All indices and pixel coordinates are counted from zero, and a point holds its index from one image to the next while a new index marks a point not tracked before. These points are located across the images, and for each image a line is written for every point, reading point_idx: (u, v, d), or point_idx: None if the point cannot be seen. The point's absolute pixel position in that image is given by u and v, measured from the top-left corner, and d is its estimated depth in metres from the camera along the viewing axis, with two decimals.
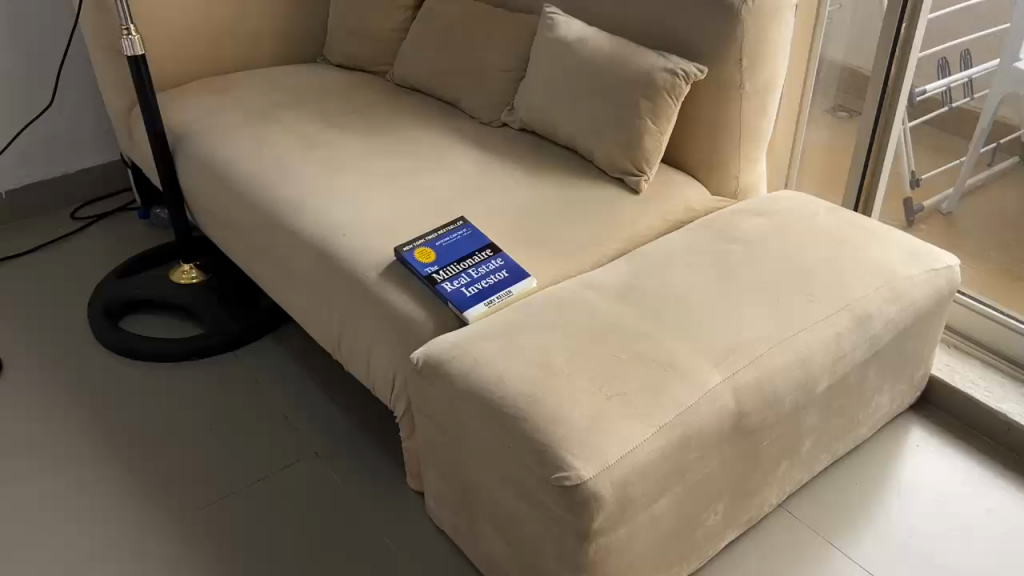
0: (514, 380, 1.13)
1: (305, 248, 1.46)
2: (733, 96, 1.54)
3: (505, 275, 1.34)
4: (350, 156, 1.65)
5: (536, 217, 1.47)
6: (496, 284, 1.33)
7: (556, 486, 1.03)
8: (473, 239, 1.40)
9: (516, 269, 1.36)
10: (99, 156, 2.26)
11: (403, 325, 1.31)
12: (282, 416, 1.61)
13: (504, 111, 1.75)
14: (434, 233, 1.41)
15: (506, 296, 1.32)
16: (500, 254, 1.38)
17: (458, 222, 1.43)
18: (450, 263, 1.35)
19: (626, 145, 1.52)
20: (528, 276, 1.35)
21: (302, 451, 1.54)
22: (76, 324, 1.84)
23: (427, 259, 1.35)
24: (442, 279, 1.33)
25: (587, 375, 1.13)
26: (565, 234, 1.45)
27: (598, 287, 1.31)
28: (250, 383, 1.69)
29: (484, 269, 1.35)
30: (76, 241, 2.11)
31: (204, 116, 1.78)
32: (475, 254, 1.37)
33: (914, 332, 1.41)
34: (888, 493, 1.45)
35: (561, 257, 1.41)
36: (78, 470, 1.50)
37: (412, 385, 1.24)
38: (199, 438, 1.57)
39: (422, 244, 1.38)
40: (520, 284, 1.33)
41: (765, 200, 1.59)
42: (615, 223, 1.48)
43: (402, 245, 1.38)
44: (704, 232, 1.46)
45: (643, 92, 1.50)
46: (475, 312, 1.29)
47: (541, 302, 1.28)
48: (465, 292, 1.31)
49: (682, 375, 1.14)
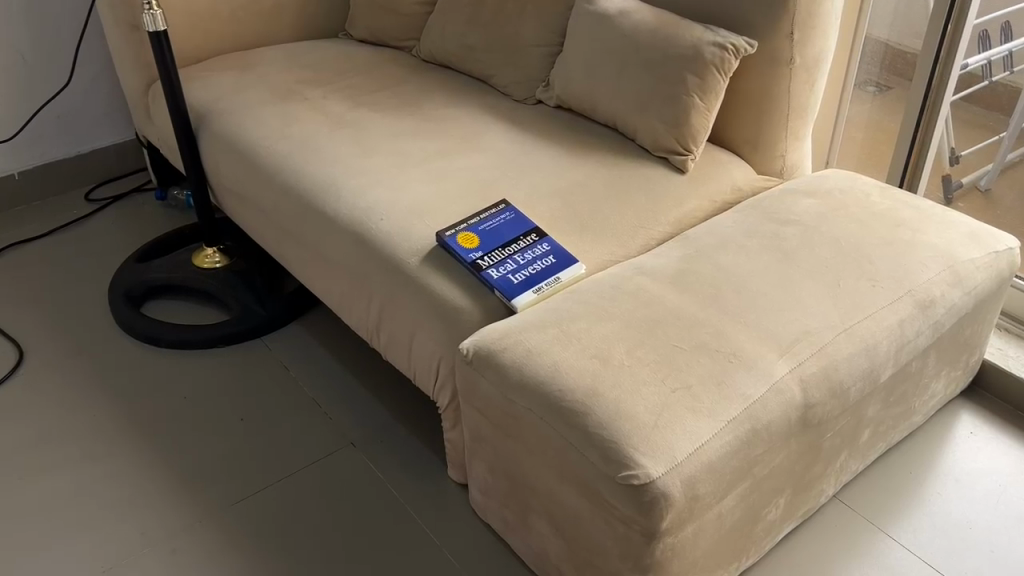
0: (574, 373, 1.08)
1: (341, 232, 1.40)
2: (783, 72, 1.48)
3: (552, 261, 1.29)
4: (381, 136, 1.59)
5: (580, 200, 1.42)
6: (544, 271, 1.27)
7: (623, 485, 0.98)
8: (517, 223, 1.34)
9: (563, 255, 1.30)
10: (113, 135, 2.19)
11: (448, 314, 1.26)
12: (315, 406, 1.56)
13: (539, 88, 1.68)
14: (476, 217, 1.35)
15: (554, 283, 1.26)
16: (546, 238, 1.32)
17: (500, 206, 1.37)
18: (495, 249, 1.30)
19: (672, 124, 1.46)
20: (576, 262, 1.29)
21: (337, 442, 1.49)
22: (99, 310, 1.79)
23: (471, 245, 1.30)
24: (487, 267, 1.28)
25: (648, 367, 1.08)
26: (610, 218, 1.39)
27: (651, 274, 1.26)
28: (280, 371, 1.64)
29: (530, 255, 1.29)
30: (93, 224, 2.05)
31: (228, 94, 1.72)
32: (520, 240, 1.32)
33: (974, 317, 1.36)
34: (943, 481, 1.41)
35: (608, 242, 1.35)
36: (107, 460, 1.45)
37: (461, 377, 1.19)
38: (230, 428, 1.52)
39: (465, 228, 1.33)
40: (568, 271, 1.28)
41: (813, 178, 1.53)
42: (662, 206, 1.43)
43: (444, 230, 1.32)
44: (755, 214, 1.41)
45: (690, 68, 1.44)
46: (523, 300, 1.24)
47: (593, 290, 1.23)
48: (512, 279, 1.26)
49: (747, 367, 1.09)
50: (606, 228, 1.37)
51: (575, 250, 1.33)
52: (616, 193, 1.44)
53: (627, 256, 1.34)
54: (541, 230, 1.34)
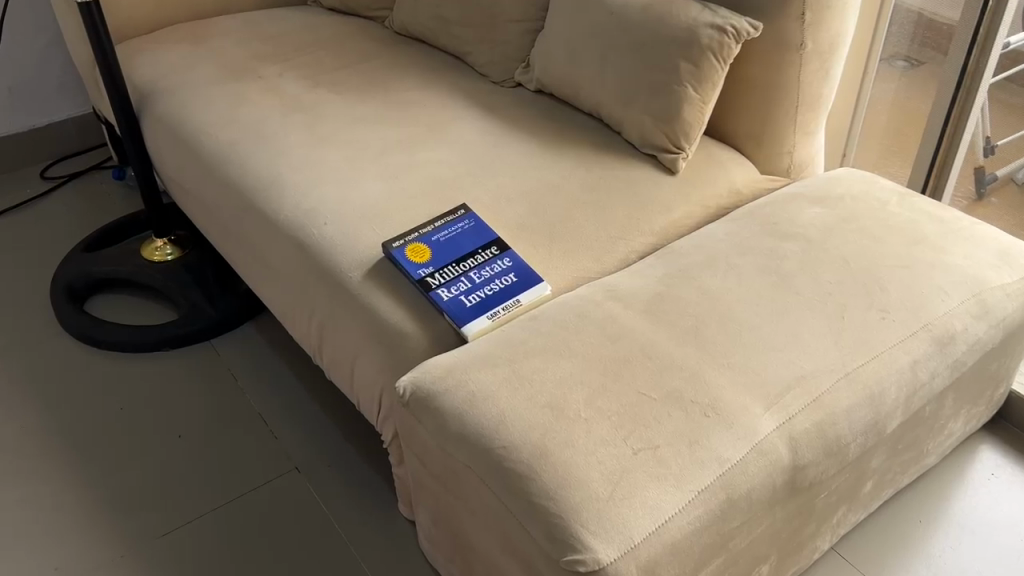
0: (521, 426, 0.92)
1: (281, 238, 1.24)
2: (791, 59, 1.29)
3: (512, 280, 1.12)
4: (338, 122, 1.42)
5: (553, 205, 1.24)
6: (502, 293, 1.11)
7: (569, 570, 0.83)
8: (476, 233, 1.17)
9: (525, 274, 1.13)
10: (71, 107, 2.04)
11: (390, 340, 1.10)
12: (261, 422, 1.42)
13: (518, 69, 1.50)
14: (431, 225, 1.18)
15: (512, 308, 1.10)
16: (508, 251, 1.15)
17: (460, 211, 1.20)
18: (448, 265, 1.13)
19: (661, 117, 1.28)
20: (541, 281, 1.13)
21: (281, 466, 1.35)
22: (41, 304, 1.65)
23: (421, 259, 1.14)
24: (437, 286, 1.11)
25: (608, 422, 0.91)
26: (585, 227, 1.22)
27: (623, 298, 1.09)
28: (227, 380, 1.50)
29: (487, 273, 1.13)
30: (46, 205, 1.90)
31: (175, 71, 1.55)
32: (479, 254, 1.15)
33: (1001, 350, 1.18)
34: (957, 532, 1.24)
35: (580, 257, 1.18)
36: (29, 483, 1.32)
37: (400, 417, 1.04)
38: (166, 447, 1.38)
39: (417, 238, 1.16)
40: (530, 292, 1.11)
41: (823, 180, 1.34)
42: (646, 213, 1.25)
43: (392, 240, 1.16)
44: (752, 225, 1.23)
45: (684, 54, 1.25)
46: (476, 326, 1.08)
47: (555, 317, 1.06)
48: (464, 301, 1.10)
49: (727, 424, 0.92)
50: (581, 240, 1.20)
51: (541, 265, 1.16)
52: (595, 197, 1.26)
53: (602, 275, 1.17)
54: (503, 241, 1.17)
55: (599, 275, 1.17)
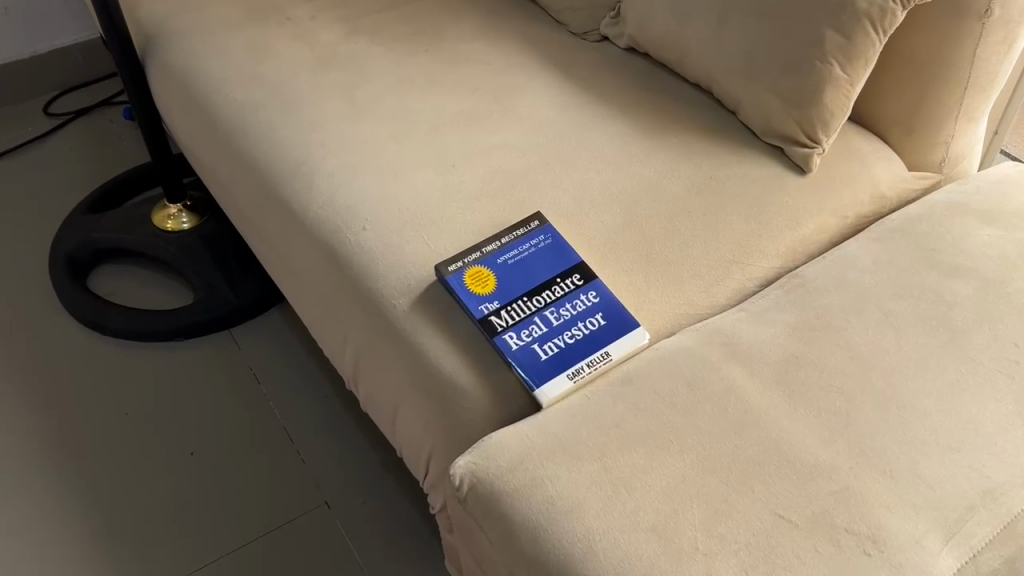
0: (616, 559, 0.69)
1: (310, 245, 1.00)
2: (971, 29, 0.98)
3: (599, 323, 0.87)
4: (382, 82, 1.15)
5: (650, 213, 0.98)
6: (586, 343, 0.86)
7: None
8: (553, 255, 0.92)
9: (616, 316, 0.88)
10: (77, 32, 1.77)
11: (443, 397, 0.87)
12: (287, 440, 1.21)
13: (605, 19, 1.22)
14: (496, 242, 0.93)
15: (599, 363, 0.85)
16: (594, 282, 0.90)
17: (534, 224, 0.95)
18: (518, 299, 0.89)
19: (796, 103, 1.00)
20: (636, 326, 0.88)
21: (308, 501, 1.15)
22: (40, 274, 1.44)
23: (483, 290, 0.89)
24: (504, 328, 0.87)
25: (734, 561, 0.68)
26: (691, 246, 0.96)
27: (744, 360, 0.84)
28: (249, 383, 1.29)
29: (568, 312, 0.88)
30: (48, 147, 1.67)
31: (188, 8, 1.28)
32: (557, 285, 0.90)
33: None
34: None
35: (684, 289, 0.93)
36: (18, 506, 1.14)
37: (453, 504, 0.82)
38: (176, 468, 1.19)
39: (479, 260, 0.91)
40: (623, 342, 0.86)
41: (991, 185, 1.06)
42: (769, 229, 0.98)
43: (447, 261, 0.91)
44: (906, 251, 0.96)
45: (832, 20, 0.95)
46: (553, 388, 0.84)
47: (658, 386, 0.82)
48: (538, 352, 0.86)
49: (894, 568, 0.69)
50: (685, 264, 0.94)
51: (634, 301, 0.91)
52: (705, 204, 0.99)
53: (712, 316, 0.92)
54: (587, 267, 0.92)
55: (709, 317, 0.92)
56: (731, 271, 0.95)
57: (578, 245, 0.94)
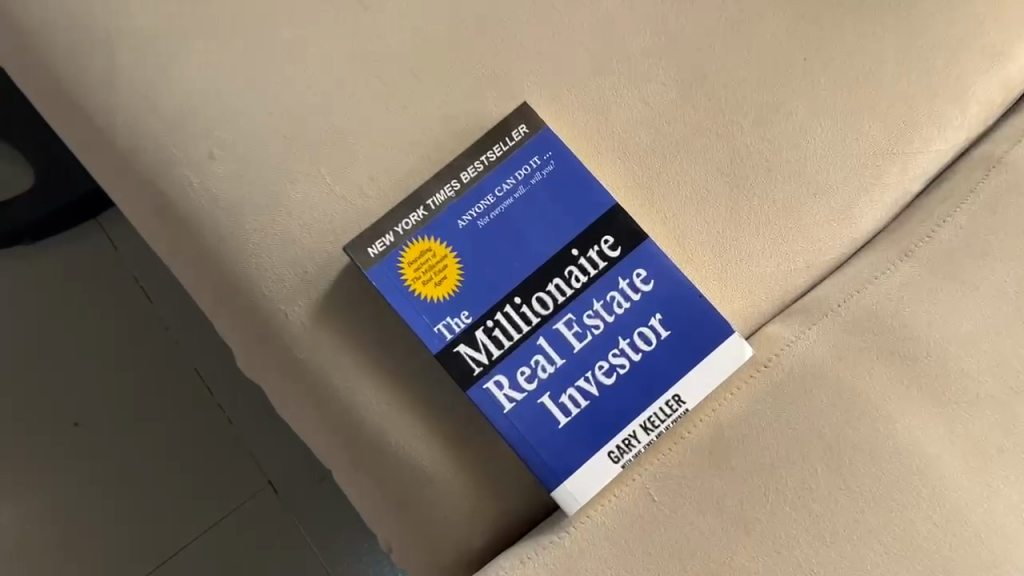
0: None
1: (123, 183, 0.56)
2: None
3: (655, 339, 0.48)
4: None
5: (732, 79, 0.53)
6: (636, 383, 0.47)
7: None
8: (560, 200, 0.49)
9: (685, 319, 0.48)
10: None
11: (393, 483, 0.50)
12: (204, 391, 0.89)
13: None
14: (453, 181, 0.50)
15: (665, 418, 0.47)
16: (642, 251, 0.49)
17: (520, 133, 0.50)
18: (505, 305, 0.48)
19: None
20: (725, 334, 0.48)
21: (248, 478, 0.87)
22: None
23: (439, 293, 0.48)
24: (484, 370, 0.47)
25: None
26: (809, 140, 0.53)
27: (927, 398, 0.46)
28: (135, 302, 0.91)
29: (599, 321, 0.48)
30: None
31: None
32: (573, 266, 0.49)
33: None
34: None
35: (795, 229, 0.52)
36: None
37: None
38: (57, 445, 0.86)
39: (424, 228, 0.49)
40: (702, 371, 0.47)
41: None
42: (948, 73, 0.54)
43: (366, 238, 0.49)
44: None
45: None
46: (583, 482, 0.46)
47: (780, 476, 0.45)
48: (552, 412, 0.47)
49: None
50: (797, 177, 0.52)
51: (711, 272, 0.51)
52: (835, 47, 0.53)
53: (851, 272, 0.51)
54: (625, 216, 0.49)
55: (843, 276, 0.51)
56: (882, 174, 0.53)
57: (603, 171, 0.52)
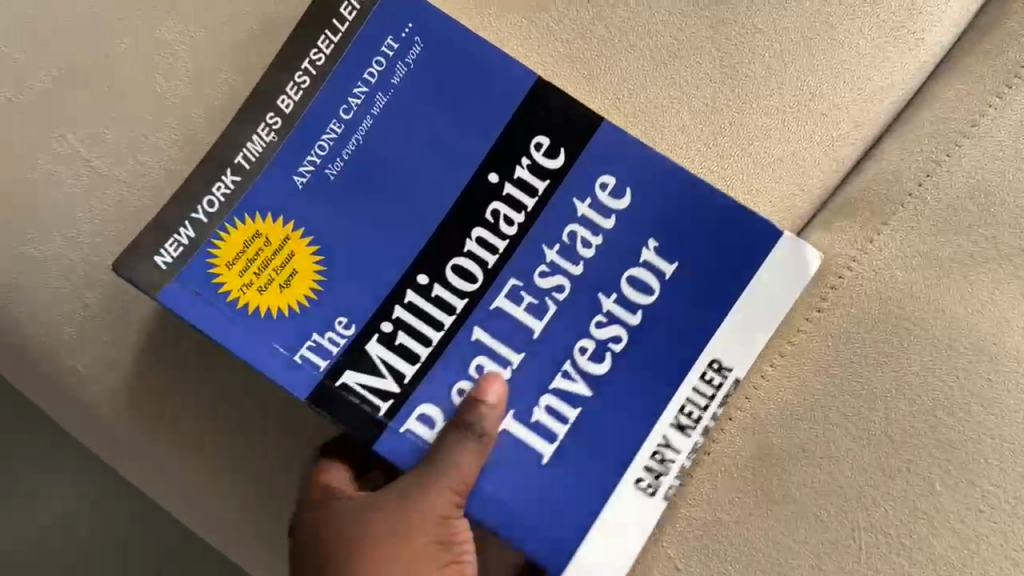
0: None
1: None
2: None
3: (657, 284, 0.35)
4: None
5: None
6: (640, 357, 0.35)
7: None
8: (448, 108, 0.35)
9: (694, 236, 0.35)
10: None
11: None
12: None
13: None
14: (267, 121, 0.35)
15: (705, 409, 0.35)
16: (603, 145, 0.35)
17: (352, 9, 0.35)
18: (406, 292, 0.35)
19: None
20: (759, 237, 0.35)
21: None
22: None
23: (289, 301, 0.34)
24: (398, 401, 0.35)
25: None
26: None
27: None
28: None
29: (557, 282, 0.35)
30: None
31: None
32: (500, 204, 0.35)
33: None
34: None
35: (824, 74, 0.36)
36: None
37: None
38: None
39: (240, 203, 0.34)
40: (744, 313, 0.35)
41: None
42: None
43: (149, 239, 0.34)
44: None
45: None
46: (610, 519, 0.34)
47: (888, 481, 0.33)
48: (531, 437, 0.35)
49: None
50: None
51: (702, 176, 0.36)
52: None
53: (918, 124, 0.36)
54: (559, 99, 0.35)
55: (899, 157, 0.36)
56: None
57: (532, 57, 0.37)
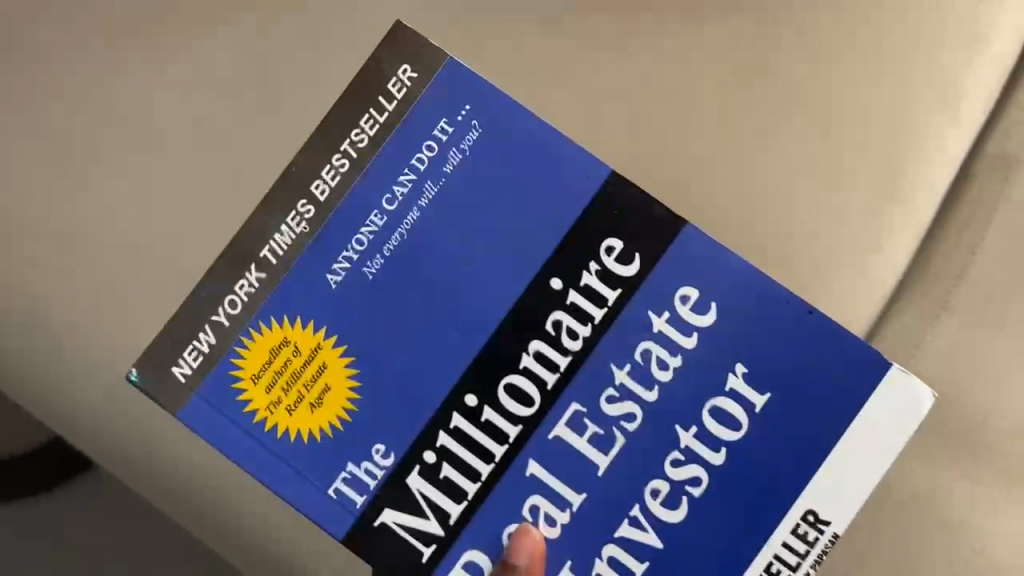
0: None
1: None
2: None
3: (746, 418, 0.37)
4: None
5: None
6: (722, 494, 0.37)
7: None
8: (513, 196, 0.37)
9: (775, 368, 0.37)
10: None
11: None
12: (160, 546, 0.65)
13: None
14: (297, 215, 0.37)
15: (799, 566, 0.37)
16: (684, 254, 0.37)
17: (399, 86, 0.37)
18: (452, 416, 0.37)
19: None
20: (865, 388, 0.36)
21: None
22: None
23: (320, 424, 0.37)
24: (445, 548, 0.37)
25: None
26: (962, 107, 0.38)
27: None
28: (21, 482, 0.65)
29: (629, 429, 0.37)
30: None
31: None
32: (562, 314, 0.37)
33: None
34: None
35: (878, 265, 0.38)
36: None
37: None
38: None
39: (264, 305, 0.37)
40: (851, 449, 0.37)
41: None
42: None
43: (170, 350, 0.37)
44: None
45: None
46: None
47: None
48: None
49: None
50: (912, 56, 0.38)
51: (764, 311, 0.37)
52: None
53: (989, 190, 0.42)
54: (638, 199, 0.37)
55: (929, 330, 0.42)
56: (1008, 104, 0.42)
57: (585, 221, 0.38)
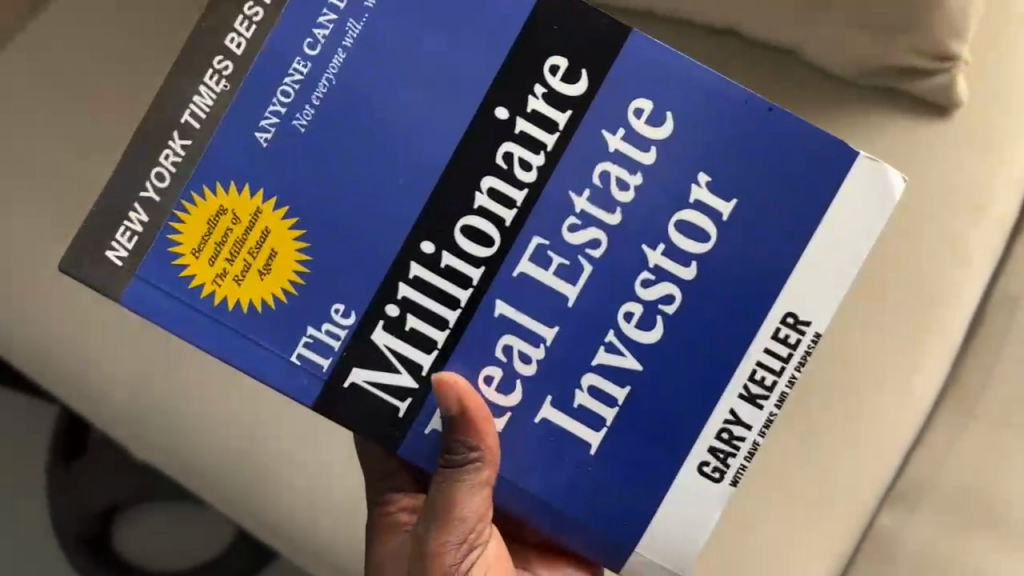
0: None
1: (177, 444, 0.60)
2: None
3: (714, 227, 0.35)
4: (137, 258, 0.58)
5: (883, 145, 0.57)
6: (700, 307, 0.35)
7: None
8: (445, 28, 0.35)
9: (742, 170, 0.35)
10: None
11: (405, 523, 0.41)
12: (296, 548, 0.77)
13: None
14: (216, 73, 0.35)
15: (783, 369, 0.36)
16: (635, 62, 0.35)
17: None
18: (411, 266, 0.35)
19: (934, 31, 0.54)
20: (838, 177, 0.35)
21: None
22: None
23: (271, 291, 0.35)
24: (419, 404, 0.36)
25: None
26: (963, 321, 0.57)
27: None
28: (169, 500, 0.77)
29: (595, 255, 0.35)
30: None
31: None
32: (512, 144, 0.35)
33: None
34: None
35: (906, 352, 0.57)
36: None
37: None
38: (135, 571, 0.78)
39: (192, 175, 0.35)
40: (825, 241, 0.35)
41: None
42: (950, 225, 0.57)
43: (102, 233, 0.35)
44: None
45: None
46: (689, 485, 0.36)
47: None
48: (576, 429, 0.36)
49: None
50: (939, 307, 0.56)
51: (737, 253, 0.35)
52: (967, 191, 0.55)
53: (1009, 330, 0.57)
54: (576, 11, 0.35)
55: None
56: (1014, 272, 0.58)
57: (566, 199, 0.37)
